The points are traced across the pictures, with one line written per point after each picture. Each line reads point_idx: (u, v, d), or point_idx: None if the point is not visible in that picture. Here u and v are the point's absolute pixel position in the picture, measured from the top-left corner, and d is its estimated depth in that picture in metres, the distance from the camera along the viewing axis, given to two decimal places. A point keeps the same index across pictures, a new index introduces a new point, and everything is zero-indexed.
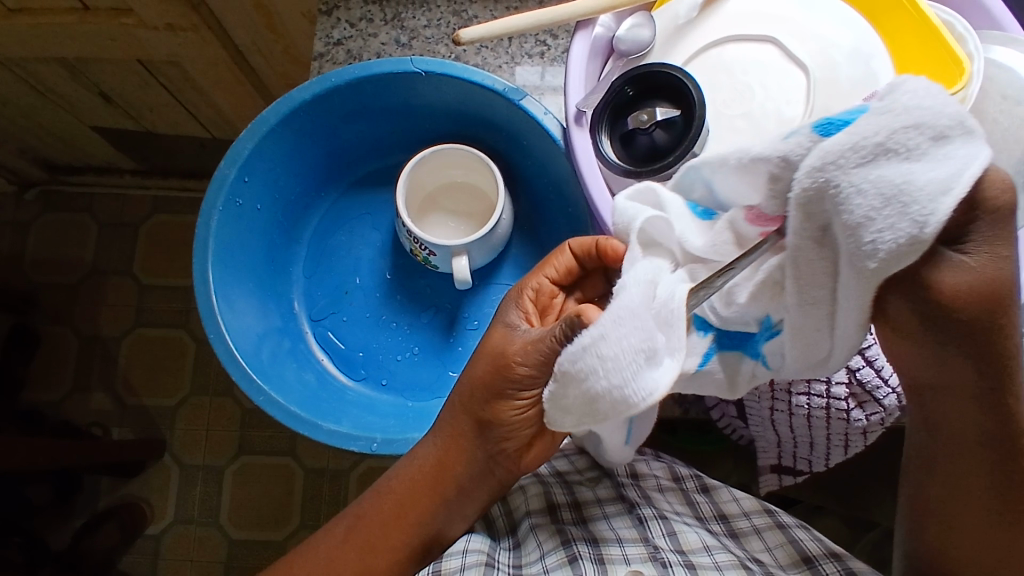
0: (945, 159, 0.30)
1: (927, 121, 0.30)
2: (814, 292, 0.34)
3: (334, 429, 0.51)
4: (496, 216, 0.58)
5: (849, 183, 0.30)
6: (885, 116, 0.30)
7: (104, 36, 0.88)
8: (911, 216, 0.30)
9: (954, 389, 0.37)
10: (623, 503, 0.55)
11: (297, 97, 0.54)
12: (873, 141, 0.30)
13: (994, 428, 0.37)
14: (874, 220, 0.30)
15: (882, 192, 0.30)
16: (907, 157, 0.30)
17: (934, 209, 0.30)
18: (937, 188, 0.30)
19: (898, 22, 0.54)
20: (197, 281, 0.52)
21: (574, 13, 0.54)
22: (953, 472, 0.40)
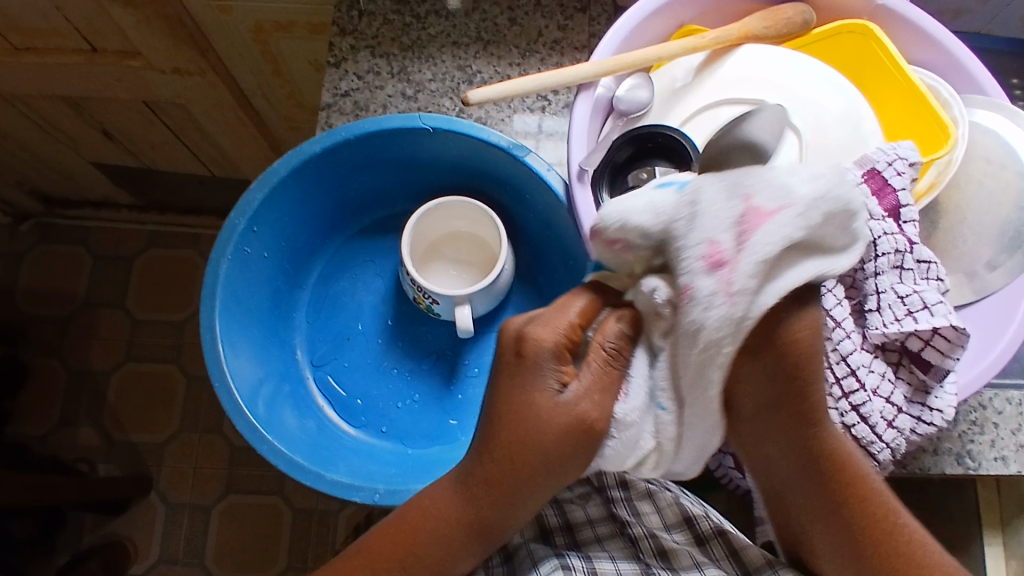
0: (758, 272, 0.35)
1: (810, 270, 0.36)
2: (724, 319, 0.35)
3: (336, 478, 0.51)
4: (500, 266, 0.59)
5: (774, 218, 0.35)
6: (833, 199, 0.35)
7: (111, 76, 0.90)
8: (766, 255, 0.35)
9: (756, 421, 0.42)
10: (614, 524, 0.58)
11: (308, 150, 0.55)
12: (824, 208, 0.35)
13: (779, 399, 0.41)
14: (760, 256, 0.34)
15: (765, 243, 0.34)
16: (794, 260, 0.36)
17: (746, 281, 0.35)
18: (779, 246, 0.35)
19: (886, 88, 0.58)
20: (203, 329, 0.53)
21: (579, 76, 0.56)
22: (795, 491, 0.46)
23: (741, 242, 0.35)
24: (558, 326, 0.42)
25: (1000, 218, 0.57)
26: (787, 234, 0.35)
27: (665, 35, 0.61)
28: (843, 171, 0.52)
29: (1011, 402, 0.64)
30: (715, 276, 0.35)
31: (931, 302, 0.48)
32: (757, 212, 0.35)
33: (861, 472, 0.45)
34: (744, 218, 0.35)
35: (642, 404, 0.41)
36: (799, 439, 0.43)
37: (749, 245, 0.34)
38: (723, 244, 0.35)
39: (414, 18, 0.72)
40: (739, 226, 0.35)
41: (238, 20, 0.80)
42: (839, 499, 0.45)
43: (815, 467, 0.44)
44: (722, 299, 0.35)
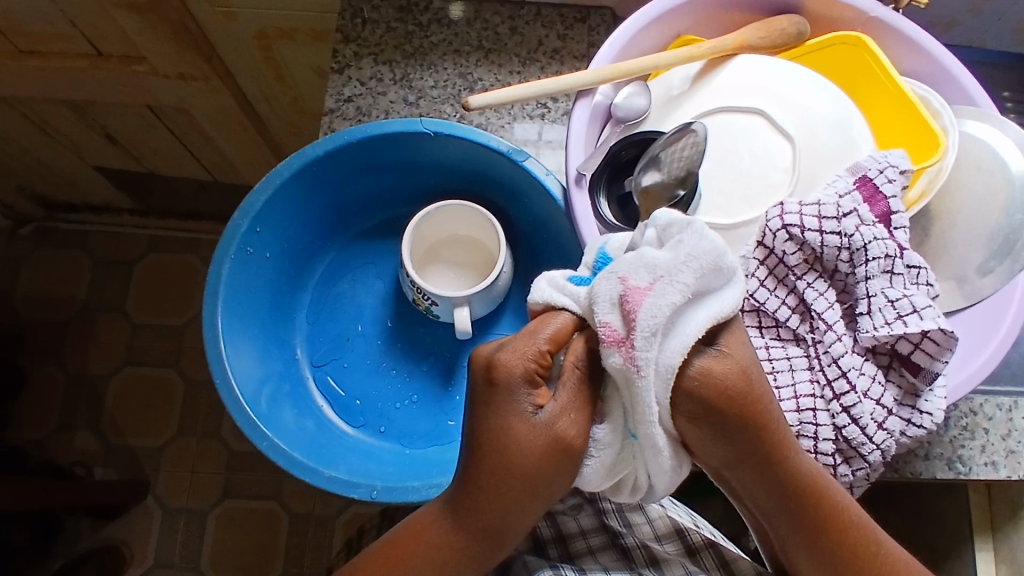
0: (660, 340, 0.37)
1: (708, 314, 0.37)
2: (646, 385, 0.38)
3: (336, 475, 0.51)
4: (498, 269, 0.60)
5: (651, 290, 0.37)
6: (704, 256, 0.37)
7: (117, 81, 0.91)
8: (656, 327, 0.36)
9: (735, 456, 0.42)
10: (606, 535, 0.59)
11: (310, 153, 0.56)
12: (700, 266, 0.37)
13: (743, 440, 0.41)
14: (650, 326, 0.36)
15: (653, 315, 0.36)
16: (689, 309, 0.37)
17: (651, 349, 0.37)
18: (668, 315, 0.37)
19: (878, 97, 0.60)
20: (205, 327, 0.53)
21: (578, 82, 0.57)
22: (776, 526, 0.46)
23: (630, 321, 0.37)
24: (527, 352, 0.41)
25: (989, 226, 0.59)
26: (671, 297, 0.36)
27: (662, 44, 0.63)
28: (835, 177, 0.54)
29: (1001, 408, 0.65)
30: (625, 351, 0.37)
31: (921, 305, 0.49)
32: (636, 291, 0.37)
33: (834, 504, 0.45)
34: (626, 300, 0.37)
35: (611, 427, 0.41)
36: (770, 477, 0.43)
37: (635, 323, 0.36)
38: (616, 325, 0.37)
39: (417, 26, 0.74)
40: (621, 307, 0.37)
41: (242, 27, 0.82)
42: (819, 532, 0.45)
43: (793, 497, 0.44)
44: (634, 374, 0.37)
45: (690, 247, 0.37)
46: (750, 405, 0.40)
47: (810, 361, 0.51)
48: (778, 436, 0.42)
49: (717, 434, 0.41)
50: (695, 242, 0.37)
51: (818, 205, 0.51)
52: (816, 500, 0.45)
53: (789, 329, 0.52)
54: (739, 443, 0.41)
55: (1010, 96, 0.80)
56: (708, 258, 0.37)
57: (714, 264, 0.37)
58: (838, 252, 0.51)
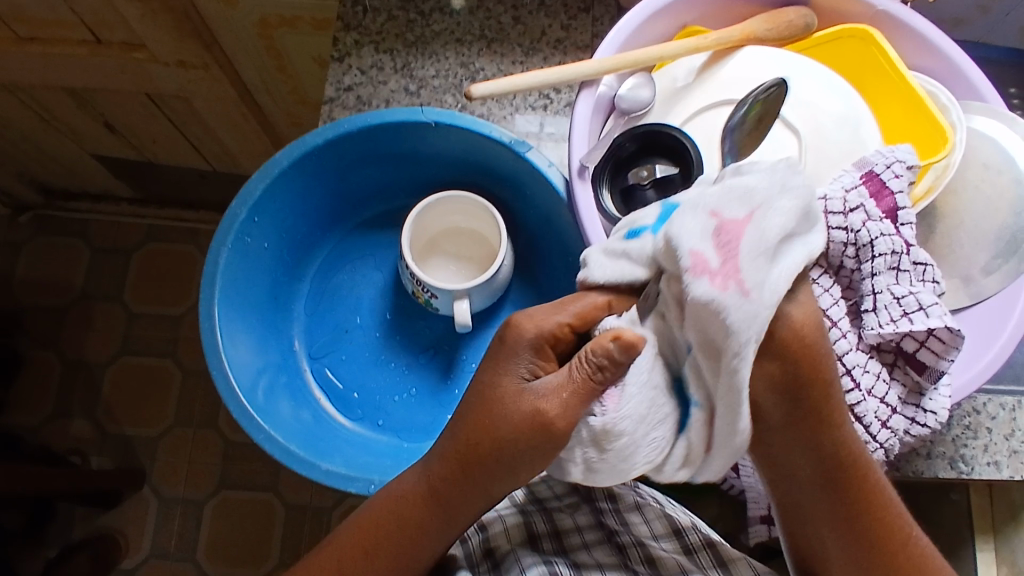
0: (757, 275, 0.37)
1: (788, 252, 0.39)
2: (748, 321, 0.37)
3: (332, 469, 0.50)
4: (499, 261, 0.59)
5: (746, 220, 0.38)
6: (799, 193, 0.39)
7: (116, 68, 0.90)
8: (756, 255, 0.37)
9: (788, 426, 0.43)
10: (601, 531, 0.60)
11: (311, 141, 0.55)
12: (795, 202, 0.39)
13: (803, 404, 0.42)
14: (749, 256, 0.37)
15: (752, 243, 0.37)
16: (784, 246, 0.39)
17: (754, 280, 0.37)
18: (762, 248, 0.38)
19: (886, 91, 0.59)
20: (201, 318, 0.53)
21: (582, 73, 0.56)
22: (815, 506, 0.46)
23: (729, 250, 0.37)
24: (552, 322, 0.44)
25: (996, 224, 0.58)
26: (766, 227, 0.38)
27: (667, 36, 0.62)
28: (841, 172, 0.53)
29: (1004, 407, 0.64)
30: (724, 282, 0.37)
31: (927, 303, 0.48)
32: (732, 223, 0.38)
33: (875, 482, 0.45)
34: (722, 232, 0.38)
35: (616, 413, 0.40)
36: (824, 446, 0.43)
37: (737, 250, 0.37)
38: (712, 255, 0.37)
39: (419, 15, 0.73)
40: (720, 238, 0.38)
41: (243, 14, 0.81)
42: (856, 509, 0.45)
43: (837, 475, 0.44)
44: (732, 303, 0.37)
45: (784, 177, 0.39)
46: (814, 377, 0.41)
47: None
48: (834, 404, 0.43)
49: (781, 406, 0.42)
50: (781, 179, 0.39)
51: (824, 200, 0.50)
52: (862, 477, 0.45)
53: None
54: (799, 407, 0.42)
55: (1016, 94, 0.79)
56: (798, 196, 0.39)
57: (805, 206, 0.39)
58: (844, 248, 0.50)
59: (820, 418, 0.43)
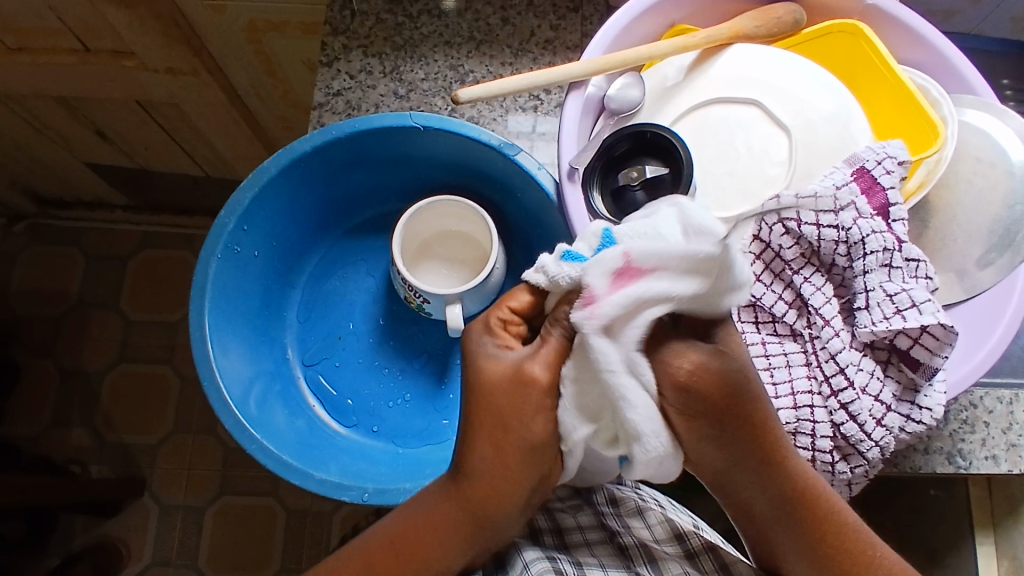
0: (643, 319, 0.34)
1: (672, 299, 0.34)
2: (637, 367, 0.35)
3: (325, 477, 0.50)
4: (490, 265, 0.59)
5: (642, 259, 0.34)
6: (703, 234, 0.35)
7: (106, 76, 0.90)
8: (644, 302, 0.34)
9: (729, 467, 0.42)
10: (604, 531, 0.59)
11: (299, 148, 0.55)
12: (700, 243, 0.35)
13: (739, 447, 0.41)
14: (641, 299, 0.34)
15: (644, 287, 0.34)
16: (682, 289, 0.35)
17: (632, 327, 0.34)
18: (653, 294, 0.34)
19: (876, 86, 0.58)
20: (192, 328, 0.52)
21: (569, 74, 0.56)
22: (772, 530, 0.46)
23: (619, 290, 0.34)
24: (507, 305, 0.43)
25: (989, 218, 0.58)
26: (661, 270, 0.34)
27: (656, 35, 0.61)
28: (833, 169, 0.52)
29: (1001, 401, 0.64)
30: (602, 328, 0.34)
31: (919, 300, 0.48)
32: (633, 263, 0.34)
33: (829, 509, 0.45)
34: (619, 272, 0.34)
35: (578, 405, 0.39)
36: (769, 482, 0.43)
37: (621, 291, 0.34)
38: (598, 293, 0.34)
39: (407, 18, 0.73)
40: (613, 277, 0.34)
41: (231, 20, 0.80)
42: (809, 533, 0.45)
43: (787, 504, 0.44)
44: (605, 351, 0.34)
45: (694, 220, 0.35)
46: (749, 421, 0.40)
47: (806, 357, 0.51)
48: (773, 442, 0.41)
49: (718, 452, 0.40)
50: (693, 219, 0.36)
51: (816, 197, 0.49)
52: (812, 506, 0.45)
53: (785, 324, 0.51)
54: (736, 449, 0.41)
55: (1010, 84, 0.80)
56: (705, 236, 0.35)
57: (715, 243, 0.35)
58: (835, 245, 0.50)
59: (762, 456, 0.41)
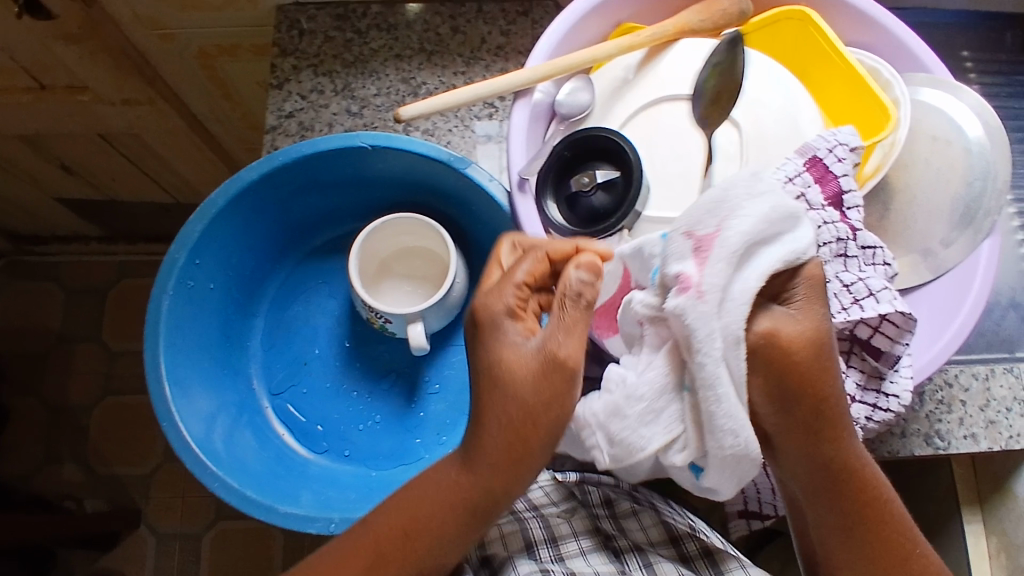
0: (731, 282, 0.38)
1: (787, 252, 0.40)
2: (712, 361, 0.38)
3: (291, 510, 0.49)
4: (450, 280, 0.58)
5: (726, 228, 0.39)
6: (778, 205, 0.40)
7: (63, 111, 0.89)
8: (726, 261, 0.38)
9: (788, 436, 0.43)
10: (598, 537, 0.57)
11: (245, 177, 0.54)
12: (772, 213, 0.40)
13: (800, 413, 0.42)
14: (710, 270, 0.38)
15: (730, 245, 0.38)
16: (751, 258, 0.39)
17: (717, 282, 0.38)
18: (735, 257, 0.38)
19: (827, 71, 0.58)
20: (148, 369, 0.52)
21: (513, 84, 0.55)
22: (820, 515, 0.46)
23: (703, 257, 0.38)
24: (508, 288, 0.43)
25: (950, 196, 0.57)
26: (731, 231, 0.39)
27: (603, 35, 0.61)
28: (785, 160, 0.51)
29: (976, 378, 0.64)
30: (680, 293, 0.38)
31: (876, 288, 0.48)
32: (706, 237, 0.39)
33: (876, 488, 0.45)
34: (698, 246, 0.39)
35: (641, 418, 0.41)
36: (826, 455, 0.43)
37: (708, 255, 0.38)
38: (686, 271, 0.38)
39: (356, 33, 0.72)
40: (697, 252, 0.38)
41: (181, 47, 0.79)
42: (854, 513, 0.45)
43: (836, 483, 0.44)
44: (699, 314, 0.37)
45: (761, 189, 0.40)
46: (814, 389, 0.41)
47: None
48: (836, 408, 0.42)
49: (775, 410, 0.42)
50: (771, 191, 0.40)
51: None
52: (862, 484, 0.44)
53: None
54: (796, 416, 0.42)
55: (970, 57, 0.78)
56: (785, 207, 0.40)
57: (783, 214, 0.40)
58: None
59: (821, 426, 0.42)
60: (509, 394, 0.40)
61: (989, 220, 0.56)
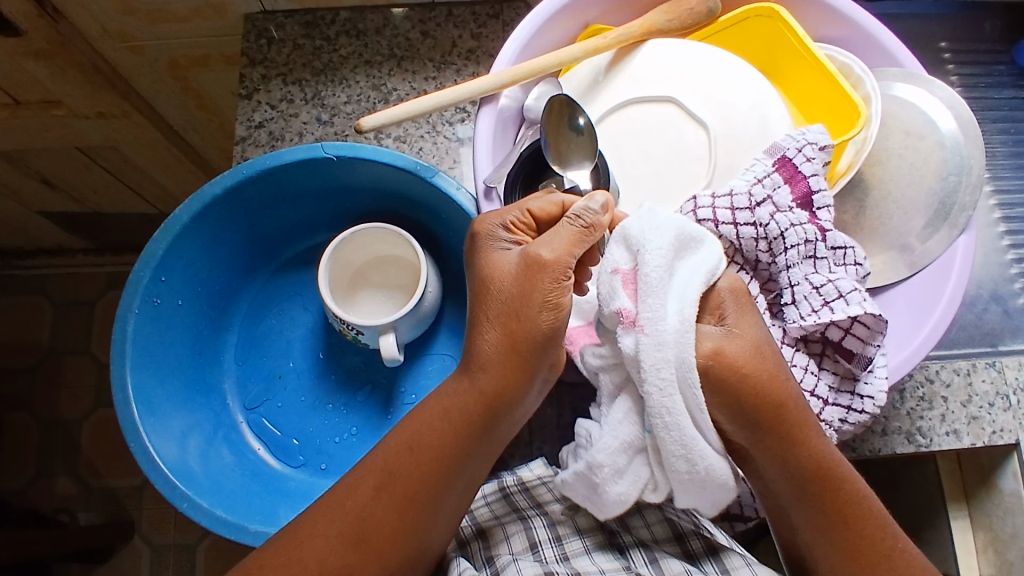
0: (672, 304, 0.40)
1: (703, 272, 0.42)
2: (663, 407, 0.40)
3: (263, 529, 0.49)
4: (421, 289, 0.57)
5: (645, 259, 0.41)
6: (681, 225, 0.42)
7: (38, 127, 0.88)
8: (655, 280, 0.41)
9: (757, 445, 0.43)
10: (603, 535, 0.53)
11: (209, 192, 0.54)
12: (675, 235, 0.42)
13: (761, 416, 0.42)
14: (646, 303, 0.40)
15: (651, 273, 0.41)
16: (677, 276, 0.42)
17: (655, 309, 0.40)
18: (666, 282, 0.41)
19: (796, 68, 0.57)
20: (115, 390, 0.51)
21: (476, 91, 0.55)
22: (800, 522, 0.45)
23: (633, 294, 0.41)
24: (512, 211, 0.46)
25: (925, 192, 0.57)
26: (646, 257, 0.41)
27: (571, 37, 0.61)
28: (754, 161, 0.51)
29: (957, 373, 0.63)
30: (633, 329, 0.40)
31: (846, 290, 0.47)
32: (627, 274, 0.42)
33: (854, 491, 0.44)
34: (626, 284, 0.42)
35: (616, 449, 0.43)
36: (793, 460, 0.43)
37: (635, 293, 0.41)
38: (627, 307, 0.41)
39: (325, 41, 0.71)
40: (627, 289, 0.41)
41: (152, 59, 0.78)
42: (832, 519, 0.44)
43: (812, 488, 0.43)
44: (649, 345, 0.40)
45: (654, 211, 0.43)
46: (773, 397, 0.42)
47: None
48: (798, 411, 0.43)
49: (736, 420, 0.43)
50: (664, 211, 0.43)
51: (731, 196, 0.49)
52: (838, 488, 0.44)
53: None
54: (761, 420, 0.42)
55: (948, 48, 0.77)
56: (685, 226, 0.43)
57: (687, 236, 0.42)
58: (756, 243, 0.49)
59: (785, 430, 0.42)
60: (496, 289, 0.43)
61: (963, 215, 0.55)
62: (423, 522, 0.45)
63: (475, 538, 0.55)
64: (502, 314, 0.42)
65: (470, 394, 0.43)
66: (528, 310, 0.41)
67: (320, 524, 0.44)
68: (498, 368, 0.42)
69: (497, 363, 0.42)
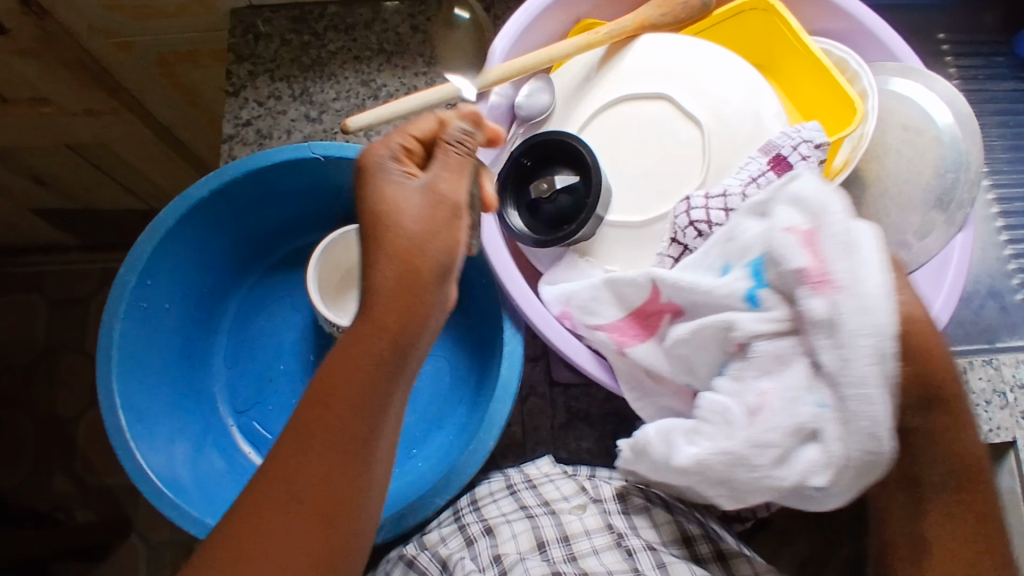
0: (818, 262, 0.40)
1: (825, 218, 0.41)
2: (864, 386, 0.38)
3: None
4: None
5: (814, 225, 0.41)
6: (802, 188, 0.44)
7: (26, 125, 0.87)
8: (795, 246, 0.41)
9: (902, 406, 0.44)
10: (611, 534, 0.50)
11: (195, 194, 0.53)
12: (799, 204, 0.43)
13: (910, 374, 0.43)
14: (796, 267, 0.41)
15: (833, 235, 0.41)
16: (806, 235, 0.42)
17: (845, 270, 0.39)
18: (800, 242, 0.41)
19: (791, 62, 0.56)
20: (102, 398, 0.50)
21: (464, 89, 0.54)
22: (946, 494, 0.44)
23: (817, 256, 0.41)
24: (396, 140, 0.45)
25: (921, 187, 0.56)
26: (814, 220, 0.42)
27: (562, 32, 0.59)
28: (749, 159, 0.51)
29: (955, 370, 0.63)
30: (830, 288, 0.39)
31: None
32: (807, 232, 0.42)
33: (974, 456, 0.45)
34: (807, 243, 0.41)
35: (793, 440, 0.41)
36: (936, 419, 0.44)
37: (821, 252, 0.41)
38: (811, 267, 0.40)
39: (313, 35, 0.70)
40: (810, 247, 0.41)
41: (140, 56, 0.77)
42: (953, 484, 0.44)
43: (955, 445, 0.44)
44: (847, 297, 0.39)
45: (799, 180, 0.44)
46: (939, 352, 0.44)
47: None
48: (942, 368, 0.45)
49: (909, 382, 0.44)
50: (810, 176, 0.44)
51: (724, 195, 0.49)
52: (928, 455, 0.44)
53: None
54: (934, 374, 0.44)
55: (946, 39, 0.76)
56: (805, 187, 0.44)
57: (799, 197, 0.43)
58: None
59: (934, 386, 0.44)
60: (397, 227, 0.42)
61: (962, 211, 0.54)
62: (357, 509, 0.40)
63: (481, 537, 0.52)
64: (403, 253, 0.41)
65: (372, 339, 0.40)
66: (425, 243, 0.42)
67: (289, 506, 0.39)
68: (397, 301, 0.41)
69: (388, 300, 0.41)
